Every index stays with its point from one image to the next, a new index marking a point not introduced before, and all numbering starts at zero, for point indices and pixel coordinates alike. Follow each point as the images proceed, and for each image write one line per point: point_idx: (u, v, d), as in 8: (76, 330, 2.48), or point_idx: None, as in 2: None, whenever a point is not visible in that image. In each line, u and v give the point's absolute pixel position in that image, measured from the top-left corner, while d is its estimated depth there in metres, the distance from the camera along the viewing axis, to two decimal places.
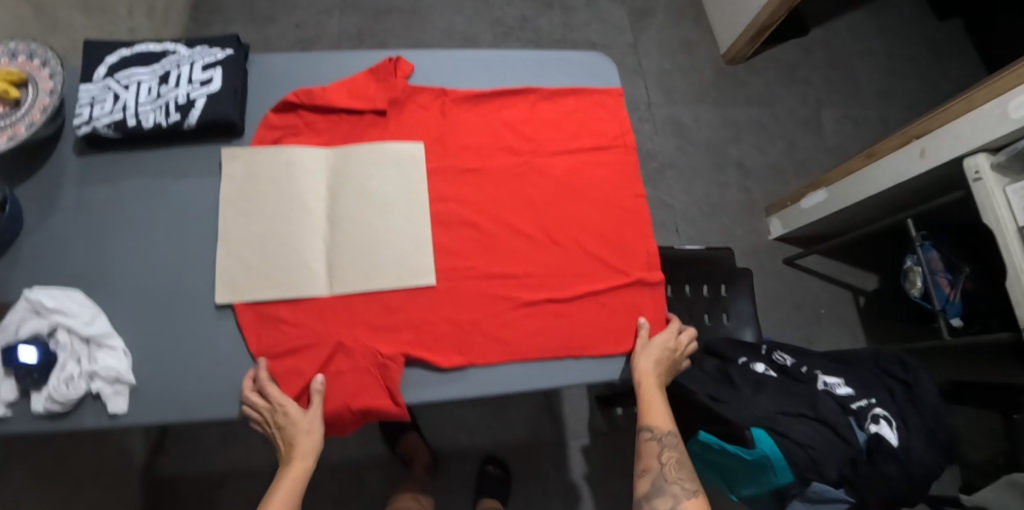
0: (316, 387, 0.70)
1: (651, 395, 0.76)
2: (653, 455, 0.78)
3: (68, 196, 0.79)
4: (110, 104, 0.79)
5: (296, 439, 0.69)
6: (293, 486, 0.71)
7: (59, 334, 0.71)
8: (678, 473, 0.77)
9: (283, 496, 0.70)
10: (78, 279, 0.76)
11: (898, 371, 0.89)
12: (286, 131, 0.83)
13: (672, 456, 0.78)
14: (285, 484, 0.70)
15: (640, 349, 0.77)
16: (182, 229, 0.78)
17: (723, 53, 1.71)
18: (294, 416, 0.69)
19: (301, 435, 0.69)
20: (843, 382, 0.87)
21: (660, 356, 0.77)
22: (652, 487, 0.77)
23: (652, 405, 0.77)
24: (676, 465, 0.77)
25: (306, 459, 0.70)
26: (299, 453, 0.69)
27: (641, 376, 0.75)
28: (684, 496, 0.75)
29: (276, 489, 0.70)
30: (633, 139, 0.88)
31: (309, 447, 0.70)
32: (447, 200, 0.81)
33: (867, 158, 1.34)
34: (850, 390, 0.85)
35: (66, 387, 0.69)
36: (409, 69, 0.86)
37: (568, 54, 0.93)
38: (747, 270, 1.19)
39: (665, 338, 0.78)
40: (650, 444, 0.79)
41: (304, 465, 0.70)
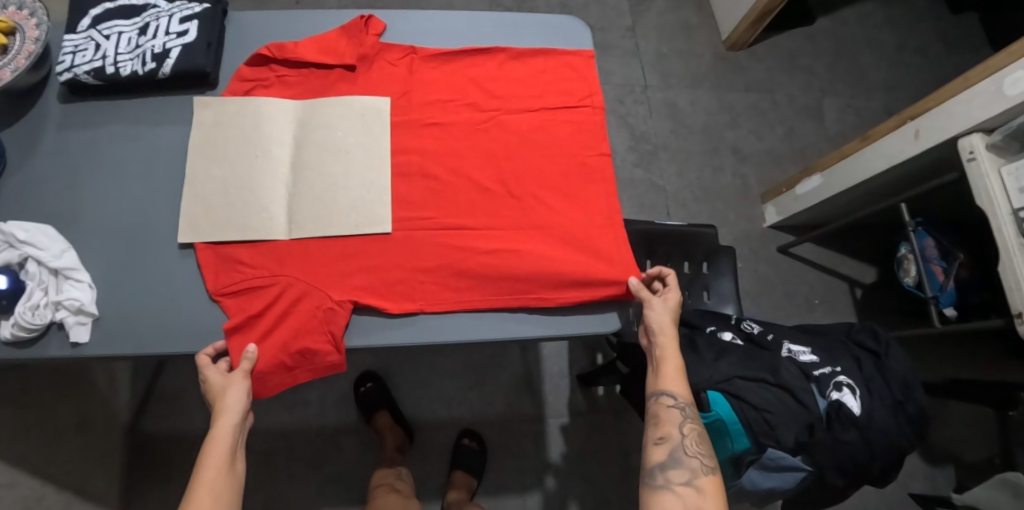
0: (248, 355, 0.70)
1: (672, 354, 0.76)
2: (676, 424, 0.72)
3: (48, 140, 0.83)
4: (91, 52, 0.82)
5: (220, 397, 0.69)
6: (224, 452, 0.68)
7: (29, 265, 0.74)
8: (698, 447, 0.72)
9: (214, 463, 0.67)
10: (54, 217, 0.79)
11: (868, 342, 0.86)
12: (257, 84, 0.85)
13: (693, 428, 0.73)
14: (213, 451, 0.68)
15: (655, 307, 0.78)
16: (155, 173, 0.82)
17: (724, 38, 1.68)
18: (217, 376, 0.70)
19: (220, 397, 0.69)
20: (808, 350, 0.84)
21: (674, 312, 0.79)
22: (669, 457, 0.72)
23: (674, 369, 0.75)
24: (698, 438, 0.72)
25: (231, 419, 0.69)
26: (221, 412, 0.68)
27: (665, 336, 0.77)
28: (702, 471, 0.70)
29: (205, 458, 0.67)
30: (601, 100, 0.88)
31: (234, 404, 0.69)
32: (408, 153, 0.83)
33: (862, 142, 1.27)
34: (814, 357, 0.82)
35: (31, 313, 0.71)
36: (381, 27, 0.88)
37: (540, 16, 0.94)
38: (730, 247, 1.17)
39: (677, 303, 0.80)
40: (671, 412, 0.73)
41: (231, 425, 0.69)
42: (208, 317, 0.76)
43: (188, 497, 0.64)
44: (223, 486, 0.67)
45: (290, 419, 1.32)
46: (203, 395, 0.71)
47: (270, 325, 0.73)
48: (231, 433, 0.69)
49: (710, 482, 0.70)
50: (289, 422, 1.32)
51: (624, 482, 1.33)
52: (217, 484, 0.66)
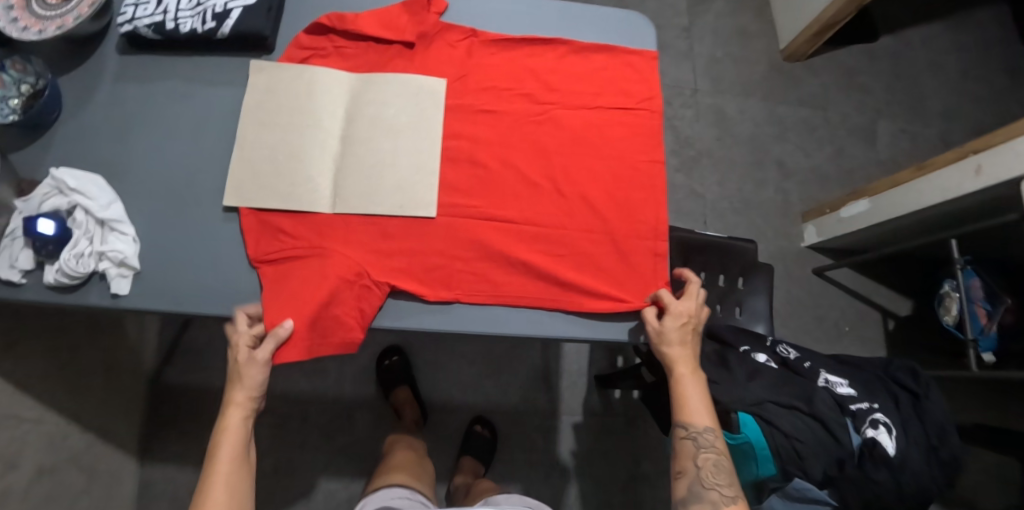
0: (279, 334, 0.70)
1: (684, 383, 0.74)
2: (690, 457, 0.72)
3: (104, 89, 0.83)
4: (152, 6, 0.82)
5: (233, 384, 0.73)
6: (236, 436, 0.72)
7: (77, 214, 0.74)
8: (716, 478, 0.71)
9: (227, 446, 0.72)
10: (104, 167, 0.80)
11: (907, 381, 0.82)
12: (314, 53, 0.85)
13: (709, 458, 0.72)
14: (226, 435, 0.72)
15: (658, 339, 0.75)
16: (206, 133, 0.82)
17: (781, 48, 1.63)
18: (238, 358, 0.72)
19: (235, 387, 0.73)
20: (846, 382, 0.81)
21: (681, 335, 0.75)
22: (689, 491, 0.72)
23: (685, 398, 0.74)
24: (713, 469, 0.71)
25: (240, 409, 0.73)
26: (231, 403, 0.73)
27: (670, 360, 0.75)
28: (723, 504, 0.70)
29: (220, 447, 0.72)
30: (659, 104, 0.85)
31: (242, 398, 0.73)
32: (459, 137, 0.81)
33: (917, 171, 1.21)
34: (852, 392, 0.79)
35: (76, 261, 0.72)
36: (444, 5, 0.86)
37: (605, 10, 0.91)
38: (768, 265, 1.14)
39: (676, 321, 0.75)
40: (686, 444, 0.73)
41: (240, 416, 0.73)
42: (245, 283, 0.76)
43: (203, 480, 0.70)
44: (238, 467, 0.72)
45: (308, 386, 1.34)
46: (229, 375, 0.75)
47: (299, 296, 0.72)
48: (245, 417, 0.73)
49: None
50: (306, 389, 1.34)
51: (630, 486, 1.33)
52: (232, 463, 0.71)
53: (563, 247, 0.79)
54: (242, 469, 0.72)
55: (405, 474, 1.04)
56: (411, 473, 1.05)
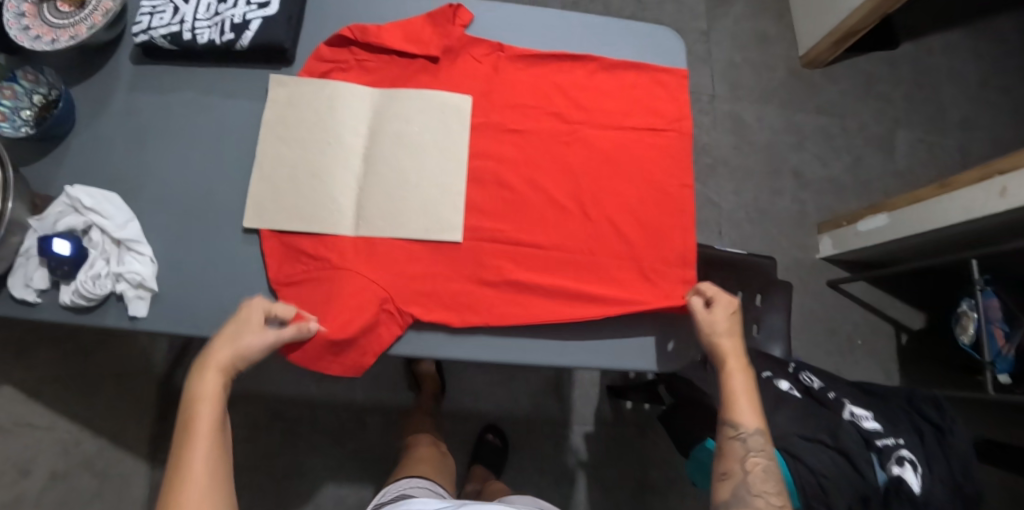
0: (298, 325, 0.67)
1: (736, 382, 0.72)
2: (738, 459, 0.69)
3: (118, 100, 0.81)
4: (169, 15, 0.80)
5: (213, 349, 0.64)
6: (214, 409, 0.62)
7: (92, 233, 0.72)
8: (764, 485, 0.68)
9: (204, 421, 0.61)
10: (120, 183, 0.78)
11: (931, 413, 0.80)
12: (335, 66, 0.82)
13: (758, 463, 0.69)
14: (201, 408, 0.61)
15: (708, 327, 0.73)
16: (223, 147, 0.80)
17: (801, 54, 1.59)
18: (236, 325, 0.66)
19: (218, 348, 0.64)
20: (872, 416, 0.80)
21: (730, 325, 0.74)
22: (733, 495, 0.68)
23: (737, 399, 0.71)
24: (762, 475, 0.68)
25: (220, 377, 0.64)
26: (209, 367, 0.63)
27: (720, 355, 0.73)
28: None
29: (195, 417, 0.61)
30: (689, 126, 0.83)
31: (222, 361, 0.64)
32: (485, 157, 0.79)
33: (939, 188, 1.19)
34: (878, 427, 0.78)
35: (92, 283, 0.71)
36: (469, 18, 0.84)
37: (634, 25, 0.88)
38: (788, 283, 1.13)
39: (726, 311, 0.74)
40: (735, 444, 0.70)
41: (218, 381, 0.63)
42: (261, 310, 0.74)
43: (172, 464, 0.58)
44: (218, 448, 0.61)
45: (319, 391, 1.33)
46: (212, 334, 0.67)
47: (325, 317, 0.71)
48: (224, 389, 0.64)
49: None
50: (317, 394, 1.33)
51: (639, 496, 1.33)
52: (212, 443, 0.60)
53: (591, 273, 0.77)
54: (221, 452, 0.61)
55: (432, 466, 1.04)
56: (438, 466, 1.05)
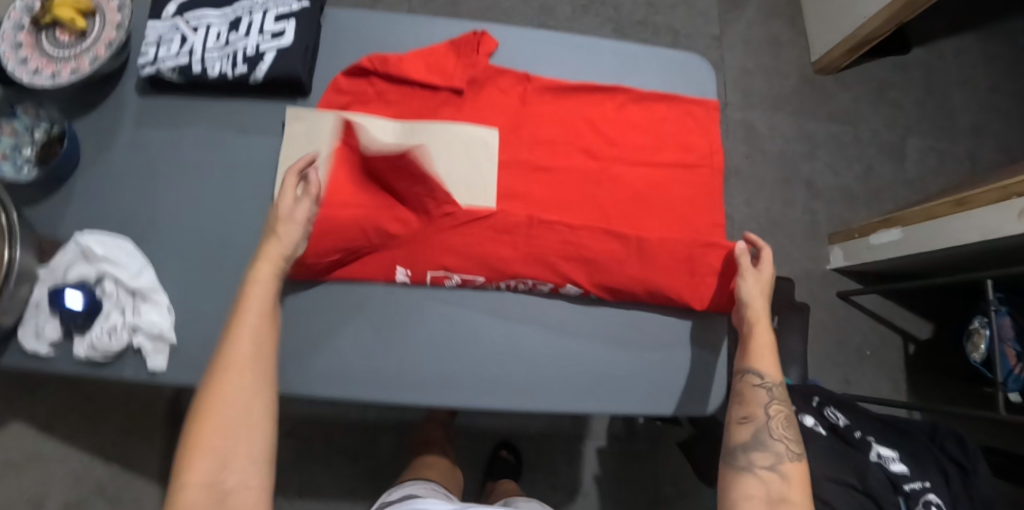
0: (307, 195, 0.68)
1: (763, 332, 0.71)
2: (761, 405, 0.67)
3: (124, 136, 0.77)
4: (176, 46, 0.76)
5: (268, 238, 0.66)
6: (267, 295, 0.62)
7: (105, 283, 0.69)
8: (784, 431, 0.66)
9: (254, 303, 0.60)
10: (131, 225, 0.74)
11: (956, 453, 0.79)
12: (354, 98, 0.79)
13: (780, 411, 0.67)
14: (254, 290, 0.61)
15: (747, 279, 0.73)
16: (237, 184, 0.76)
17: (813, 60, 1.56)
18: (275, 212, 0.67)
19: (273, 239, 0.65)
20: (900, 458, 0.77)
21: (766, 288, 0.74)
22: (753, 438, 0.65)
23: (762, 348, 0.70)
24: (784, 421, 0.67)
25: (277, 265, 0.64)
26: (263, 257, 0.64)
27: (753, 313, 0.72)
28: (790, 457, 0.64)
29: (249, 302, 0.60)
30: (721, 161, 0.81)
31: (279, 251, 0.65)
32: (514, 197, 0.77)
33: (955, 206, 1.18)
34: (907, 470, 0.75)
35: (108, 338, 0.68)
36: (493, 46, 0.81)
37: (663, 52, 0.86)
38: (806, 306, 1.13)
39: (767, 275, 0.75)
40: (757, 392, 0.68)
41: (273, 269, 0.63)
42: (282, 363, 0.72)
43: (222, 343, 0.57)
44: (264, 335, 0.59)
45: (331, 410, 1.32)
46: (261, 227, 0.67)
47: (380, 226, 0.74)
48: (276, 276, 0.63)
49: (797, 469, 0.63)
50: (330, 412, 1.32)
51: None
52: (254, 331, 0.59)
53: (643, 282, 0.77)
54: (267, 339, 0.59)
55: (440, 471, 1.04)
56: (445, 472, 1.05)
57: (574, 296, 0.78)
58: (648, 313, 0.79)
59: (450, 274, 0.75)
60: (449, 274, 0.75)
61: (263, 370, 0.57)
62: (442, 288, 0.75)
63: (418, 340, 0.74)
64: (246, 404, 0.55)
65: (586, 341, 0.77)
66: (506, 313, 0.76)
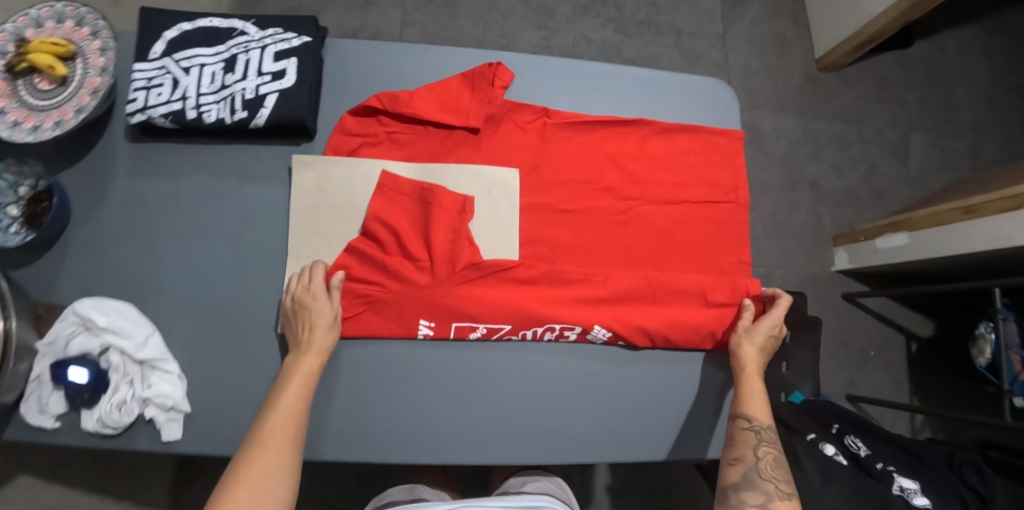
0: (335, 284, 0.68)
1: (751, 379, 0.72)
2: (750, 446, 0.67)
3: (118, 189, 0.72)
4: (168, 90, 0.70)
5: (315, 329, 0.66)
6: (306, 384, 0.64)
7: (111, 355, 0.65)
8: (774, 471, 0.65)
9: (292, 391, 0.63)
10: (132, 287, 0.69)
11: (975, 483, 0.77)
12: (364, 141, 0.74)
13: (770, 452, 0.66)
14: (297, 379, 0.64)
15: (742, 336, 0.75)
16: (245, 237, 0.72)
17: (817, 57, 1.50)
18: (320, 306, 0.67)
19: (318, 330, 0.66)
20: (922, 490, 0.76)
21: (763, 342, 0.74)
22: (742, 478, 0.65)
23: (753, 392, 0.71)
24: (774, 462, 0.65)
25: (322, 357, 0.66)
26: (310, 349, 0.66)
27: (743, 364, 0.73)
28: (778, 495, 0.62)
29: (287, 393, 0.63)
30: (745, 196, 0.81)
31: (325, 341, 0.67)
32: (537, 243, 0.75)
33: (964, 213, 1.13)
34: (929, 502, 0.74)
35: (118, 412, 0.65)
36: (508, 78, 0.78)
37: (684, 82, 0.85)
38: (818, 321, 1.12)
39: (771, 326, 0.75)
40: (747, 434, 0.68)
41: (316, 360, 0.66)
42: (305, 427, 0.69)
43: (259, 426, 0.60)
44: (297, 417, 0.61)
45: None
46: (294, 317, 0.67)
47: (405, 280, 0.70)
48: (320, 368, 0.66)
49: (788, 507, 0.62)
50: None
51: None
52: (288, 413, 0.61)
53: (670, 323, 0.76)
54: (298, 420, 0.62)
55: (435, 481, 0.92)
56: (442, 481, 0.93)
57: (603, 342, 0.75)
58: (674, 356, 0.77)
59: (475, 325, 0.72)
60: (474, 325, 0.72)
61: (295, 449, 0.60)
62: (466, 341, 0.73)
63: (445, 396, 0.71)
64: (278, 487, 0.57)
65: (614, 387, 0.75)
66: (532, 363, 0.74)
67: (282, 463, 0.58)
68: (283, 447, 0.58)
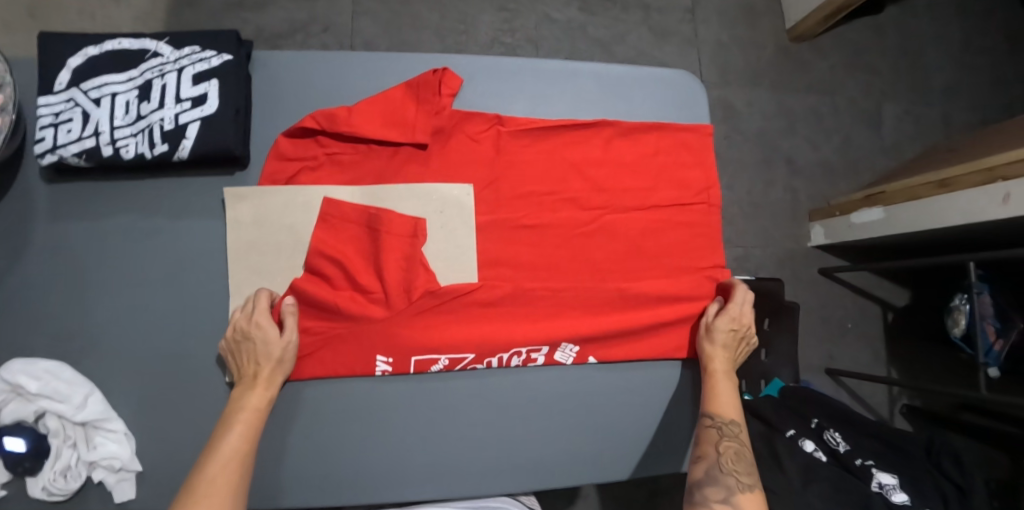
0: (286, 309, 0.65)
1: (716, 376, 0.71)
2: (711, 442, 0.67)
3: (40, 237, 0.66)
4: (78, 126, 0.63)
5: (264, 361, 0.63)
6: (254, 421, 0.61)
7: (48, 420, 0.61)
8: (735, 465, 0.65)
9: (237, 428, 0.59)
10: (65, 342, 0.65)
11: (953, 473, 0.77)
12: (302, 165, 0.69)
13: (732, 447, 0.66)
14: (244, 413, 0.61)
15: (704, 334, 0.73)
16: (182, 280, 0.67)
17: (788, 26, 1.44)
18: (267, 338, 0.63)
19: (268, 361, 0.63)
20: (901, 486, 0.76)
21: (725, 337, 0.72)
22: (705, 475, 0.65)
23: (715, 389, 0.70)
24: (735, 455, 0.65)
25: (271, 388, 0.63)
26: (260, 383, 0.63)
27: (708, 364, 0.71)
28: (739, 489, 0.63)
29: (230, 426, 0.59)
30: (718, 196, 0.78)
31: (276, 374, 0.64)
32: (499, 265, 0.72)
33: (937, 187, 1.08)
34: (908, 499, 0.74)
35: (63, 479, 0.61)
36: (456, 85, 0.72)
37: (648, 77, 0.80)
38: (796, 305, 1.05)
39: (728, 321, 0.71)
40: (710, 431, 0.68)
41: (266, 394, 0.63)
42: (266, 479, 0.66)
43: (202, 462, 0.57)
44: (243, 457, 0.58)
45: None
46: (240, 348, 0.64)
47: (362, 314, 0.67)
48: (271, 401, 0.64)
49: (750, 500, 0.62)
50: None
51: None
52: (231, 454, 0.57)
53: (638, 335, 0.74)
54: (244, 460, 0.58)
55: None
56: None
57: (572, 362, 0.73)
58: (648, 369, 0.75)
59: (436, 357, 0.69)
60: (435, 357, 0.69)
61: (240, 492, 0.57)
62: (428, 374, 0.70)
63: (413, 433, 0.69)
64: None
65: (585, 406, 0.73)
66: (501, 392, 0.71)
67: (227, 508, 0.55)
68: (227, 494, 0.55)
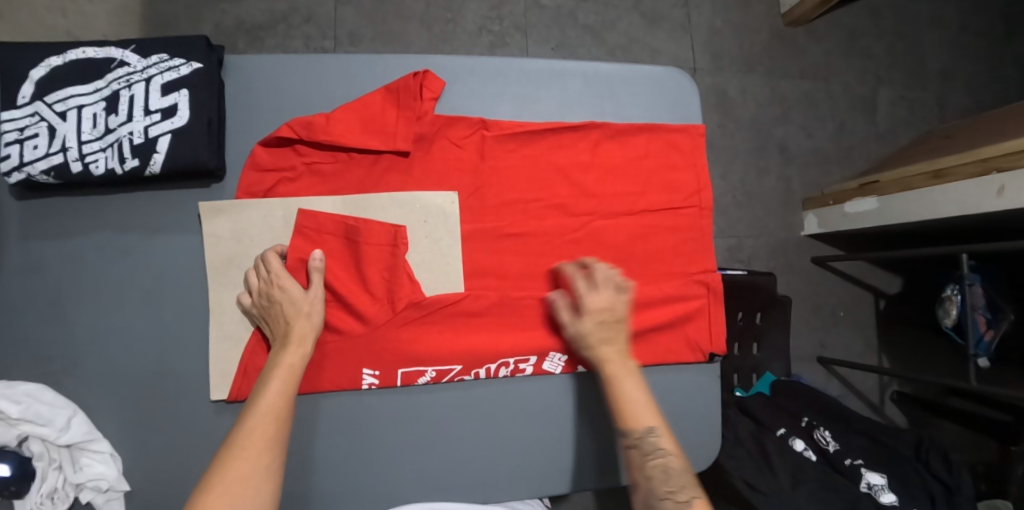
0: (314, 265, 0.65)
1: (614, 381, 0.66)
2: (638, 467, 0.64)
3: (12, 255, 0.64)
4: (44, 142, 0.61)
5: (291, 319, 0.63)
6: (291, 379, 0.62)
7: (30, 444, 0.61)
8: (667, 485, 0.62)
9: (275, 389, 0.60)
10: (46, 363, 0.64)
11: (941, 472, 0.79)
12: (280, 176, 0.67)
13: (658, 463, 0.63)
14: (278, 374, 0.61)
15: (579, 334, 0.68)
16: (160, 297, 0.66)
17: (784, 11, 1.40)
18: (290, 293, 0.63)
19: (300, 316, 0.63)
20: (889, 486, 0.77)
21: (601, 331, 0.68)
22: (646, 505, 0.63)
23: (621, 398, 0.65)
24: (663, 474, 0.62)
25: (305, 344, 0.63)
26: (292, 342, 0.63)
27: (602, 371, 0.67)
28: None
29: (268, 385, 0.61)
30: (709, 198, 0.76)
31: (308, 330, 0.64)
32: (485, 274, 0.71)
33: (932, 178, 1.06)
34: (895, 499, 0.75)
35: (49, 502, 0.61)
36: (438, 88, 0.70)
37: (637, 74, 0.78)
38: (788, 300, 1.08)
39: (595, 316, 0.68)
40: (632, 453, 0.64)
41: (302, 353, 0.63)
42: None
43: (238, 427, 0.58)
44: (279, 415, 0.59)
45: None
46: (268, 313, 0.64)
47: (350, 325, 0.67)
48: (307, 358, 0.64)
49: None
50: None
51: None
52: (268, 413, 0.59)
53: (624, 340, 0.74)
54: (280, 419, 0.59)
55: None
56: None
57: (560, 372, 0.72)
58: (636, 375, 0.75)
59: (423, 369, 0.69)
60: (423, 369, 0.69)
61: (277, 448, 0.58)
62: (415, 386, 0.69)
63: (397, 446, 0.69)
64: (262, 489, 0.55)
65: (574, 413, 0.73)
66: (489, 402, 0.71)
67: (265, 461, 0.56)
68: (263, 448, 0.57)
